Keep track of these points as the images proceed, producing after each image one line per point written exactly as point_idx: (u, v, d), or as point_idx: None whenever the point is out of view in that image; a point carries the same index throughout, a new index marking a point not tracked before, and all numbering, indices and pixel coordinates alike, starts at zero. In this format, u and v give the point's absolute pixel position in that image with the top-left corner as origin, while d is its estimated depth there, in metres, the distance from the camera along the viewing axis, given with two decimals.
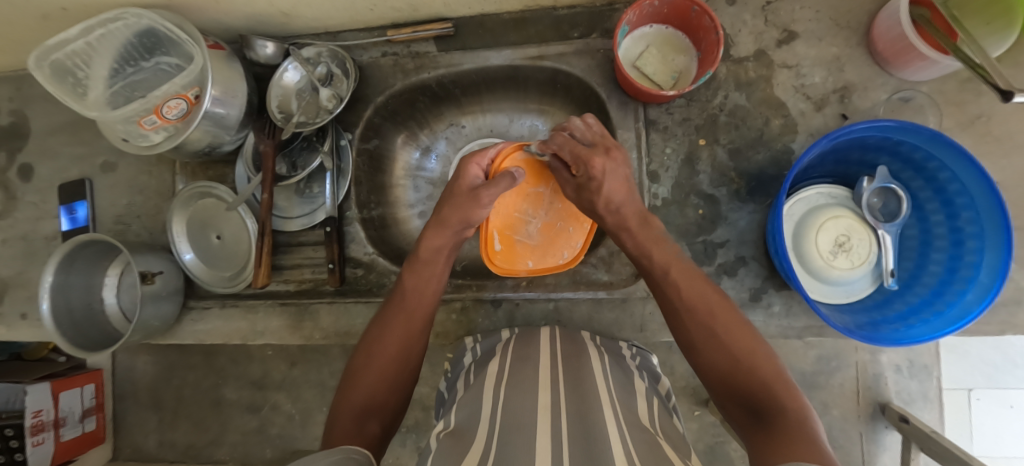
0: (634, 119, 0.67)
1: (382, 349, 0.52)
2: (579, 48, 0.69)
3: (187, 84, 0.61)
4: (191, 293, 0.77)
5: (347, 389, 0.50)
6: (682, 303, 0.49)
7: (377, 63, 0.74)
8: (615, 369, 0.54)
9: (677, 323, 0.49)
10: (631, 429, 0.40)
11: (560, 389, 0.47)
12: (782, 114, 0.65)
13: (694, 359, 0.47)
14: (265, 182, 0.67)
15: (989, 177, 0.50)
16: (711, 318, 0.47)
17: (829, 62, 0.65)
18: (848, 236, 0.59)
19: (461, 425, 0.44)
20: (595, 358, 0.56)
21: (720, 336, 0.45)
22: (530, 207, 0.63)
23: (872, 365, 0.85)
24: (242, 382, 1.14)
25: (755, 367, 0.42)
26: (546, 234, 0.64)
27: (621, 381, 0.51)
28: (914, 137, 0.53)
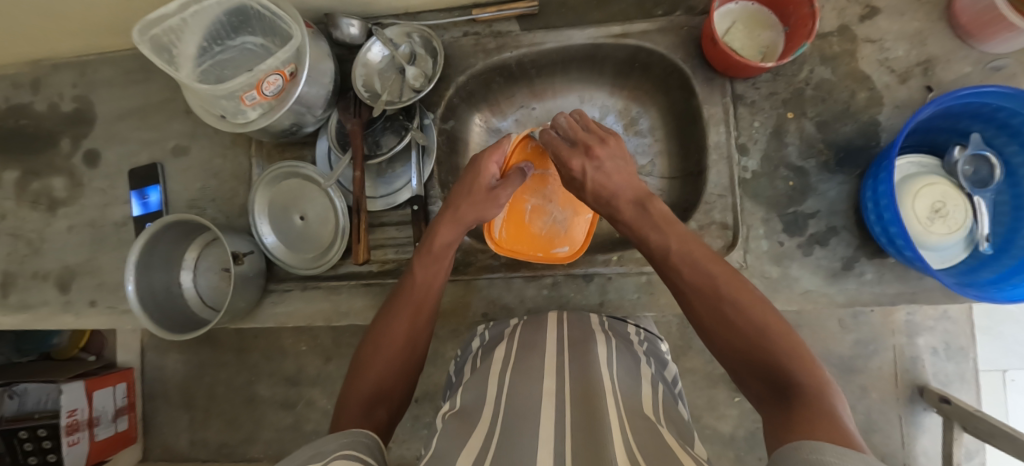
0: (720, 95, 0.68)
1: (393, 337, 0.53)
2: (663, 25, 0.70)
3: (285, 60, 0.60)
4: (271, 277, 0.77)
5: (353, 378, 0.50)
6: (687, 282, 0.47)
7: (458, 43, 0.74)
8: (618, 351, 0.54)
9: (686, 304, 0.47)
10: (632, 417, 0.40)
11: (561, 374, 0.48)
12: (867, 86, 0.67)
13: (708, 340, 0.44)
14: (356, 159, 0.66)
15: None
16: (720, 296, 0.44)
17: (911, 36, 0.66)
18: (944, 202, 0.60)
19: (467, 407, 0.46)
20: (602, 343, 0.55)
21: (729, 315, 0.42)
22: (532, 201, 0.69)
23: (909, 347, 0.96)
24: (275, 378, 1.17)
25: (770, 341, 0.39)
26: (572, 200, 0.71)
27: (623, 361, 0.52)
28: (1011, 101, 0.54)
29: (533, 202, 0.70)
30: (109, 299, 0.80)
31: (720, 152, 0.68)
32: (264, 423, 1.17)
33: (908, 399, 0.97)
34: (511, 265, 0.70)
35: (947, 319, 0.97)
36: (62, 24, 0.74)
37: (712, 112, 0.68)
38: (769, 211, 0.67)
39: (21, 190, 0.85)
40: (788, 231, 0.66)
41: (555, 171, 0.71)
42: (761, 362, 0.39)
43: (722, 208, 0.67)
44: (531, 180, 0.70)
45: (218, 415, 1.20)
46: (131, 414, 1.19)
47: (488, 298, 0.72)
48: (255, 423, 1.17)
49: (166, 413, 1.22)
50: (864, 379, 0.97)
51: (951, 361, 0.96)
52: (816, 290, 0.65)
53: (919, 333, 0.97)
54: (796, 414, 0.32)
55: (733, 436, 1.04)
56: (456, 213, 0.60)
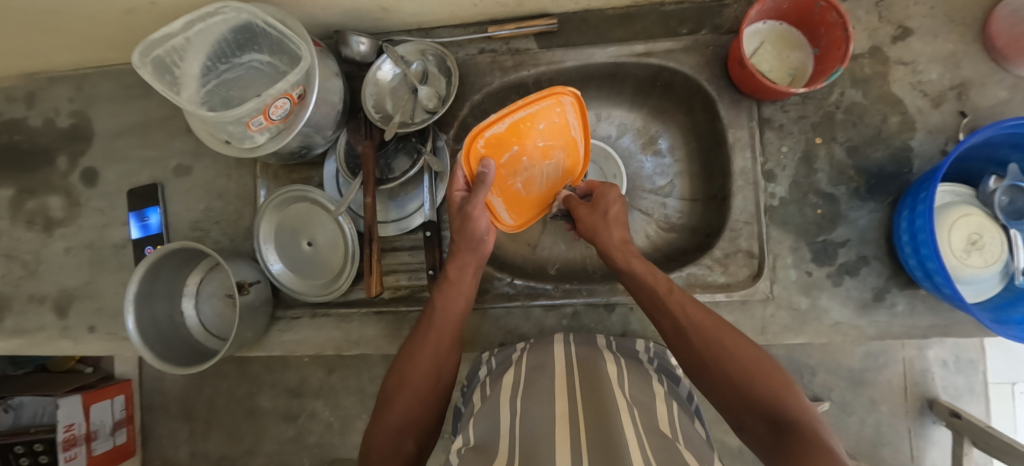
0: (747, 118, 0.66)
1: (413, 365, 0.51)
2: (688, 44, 0.67)
3: (294, 82, 0.56)
4: (278, 303, 0.74)
5: (383, 409, 0.48)
6: (685, 317, 0.47)
7: (474, 61, 0.72)
8: (631, 375, 0.53)
9: (681, 341, 0.46)
10: (649, 434, 0.40)
11: (574, 393, 0.47)
12: (898, 111, 0.64)
13: (699, 375, 0.44)
14: (368, 186, 0.63)
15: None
16: (716, 329, 0.45)
17: (945, 59, 0.64)
18: (980, 234, 0.58)
19: (482, 440, 0.43)
20: (611, 361, 0.56)
21: (729, 349, 0.43)
22: (520, 177, 0.65)
23: (920, 360, 0.91)
24: (277, 390, 1.09)
25: (765, 375, 0.41)
26: (556, 147, 0.63)
27: (637, 382, 0.52)
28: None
29: (519, 178, 0.65)
30: (108, 325, 0.78)
31: (746, 178, 0.65)
32: (266, 435, 1.09)
33: (918, 412, 0.91)
34: (529, 294, 0.69)
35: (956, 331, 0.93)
36: (59, 38, 0.70)
37: (738, 136, 0.66)
38: (797, 240, 0.64)
39: (16, 208, 0.82)
40: (817, 261, 0.64)
41: (523, 138, 0.61)
42: (757, 401, 0.39)
43: (748, 235, 0.65)
44: (505, 165, 0.62)
45: (219, 427, 1.12)
46: (130, 426, 1.12)
47: (505, 328, 0.70)
48: (256, 435, 1.10)
49: (164, 425, 1.15)
50: (874, 392, 0.92)
51: (961, 373, 0.91)
52: (846, 323, 0.63)
53: (928, 346, 0.92)
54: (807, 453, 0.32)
55: (742, 449, 0.90)
56: (457, 240, 0.59)
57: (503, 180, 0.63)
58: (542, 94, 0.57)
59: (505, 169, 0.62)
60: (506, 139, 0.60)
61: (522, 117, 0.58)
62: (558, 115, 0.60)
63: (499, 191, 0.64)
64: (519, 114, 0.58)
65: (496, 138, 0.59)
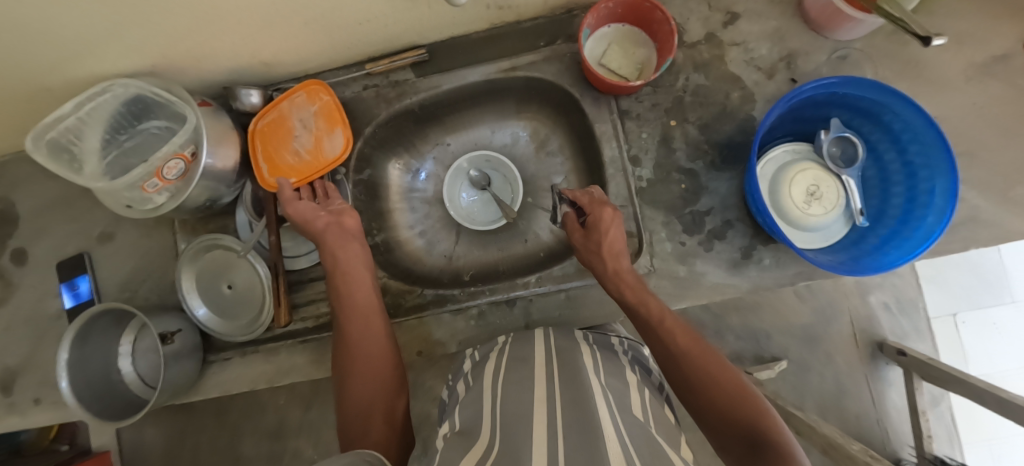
0: (607, 112, 0.73)
1: (360, 356, 0.53)
2: (547, 54, 0.75)
3: (184, 143, 0.63)
4: (209, 348, 0.78)
5: (345, 403, 0.50)
6: (675, 345, 0.50)
7: (360, 97, 0.78)
8: (605, 360, 0.54)
9: (672, 365, 0.49)
10: (623, 416, 0.41)
11: (551, 378, 0.49)
12: (739, 86, 0.72)
13: (689, 400, 0.47)
14: (271, 225, 0.70)
15: (942, 130, 0.56)
16: (702, 360, 0.48)
17: (771, 35, 0.72)
18: (818, 185, 0.65)
19: (466, 426, 0.46)
20: (586, 352, 0.55)
21: (710, 373, 0.47)
22: (306, 136, 0.72)
23: (865, 306, 1.19)
24: (256, 436, 1.11)
25: (742, 399, 0.45)
26: (275, 133, 0.72)
27: (611, 366, 0.53)
28: (865, 91, 0.60)
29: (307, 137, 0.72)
30: (54, 394, 0.81)
31: (615, 166, 0.72)
32: None
33: (871, 356, 1.17)
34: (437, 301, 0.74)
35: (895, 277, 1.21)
36: None
37: (602, 129, 0.73)
38: (669, 215, 0.71)
39: None
40: (687, 231, 0.70)
41: (279, 138, 0.72)
42: (737, 422, 0.43)
43: (625, 218, 0.71)
44: (293, 152, 0.72)
45: None
46: None
47: (421, 336, 0.73)
48: None
49: None
50: (828, 347, 1.19)
51: (904, 315, 1.20)
52: (723, 283, 0.69)
53: (872, 293, 1.20)
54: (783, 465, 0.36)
55: None
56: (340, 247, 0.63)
57: (307, 157, 0.71)
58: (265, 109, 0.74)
59: (294, 147, 0.72)
60: (277, 148, 0.72)
61: (264, 145, 0.72)
62: (264, 124, 0.73)
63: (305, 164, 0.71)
64: (259, 148, 0.72)
65: (274, 155, 0.72)
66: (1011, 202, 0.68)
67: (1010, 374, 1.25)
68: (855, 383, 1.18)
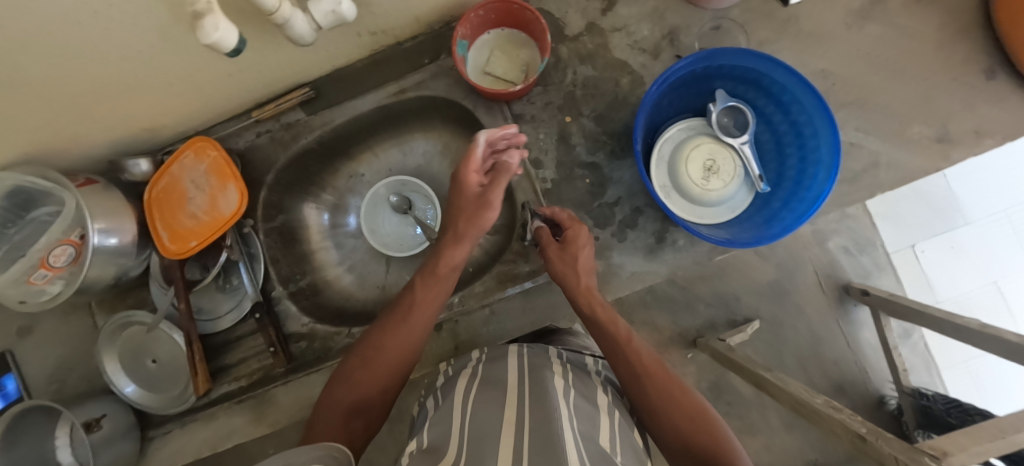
0: (502, 118, 0.72)
1: (391, 342, 0.43)
2: (433, 71, 0.73)
3: (67, 227, 0.62)
4: (148, 424, 0.77)
5: (335, 383, 0.42)
6: (642, 364, 0.43)
7: (256, 145, 0.76)
8: (577, 380, 0.45)
9: (636, 387, 0.42)
10: (587, 442, 0.33)
11: (517, 399, 0.40)
12: (627, 71, 0.71)
13: (653, 425, 0.40)
14: (179, 292, 0.68)
15: (814, 87, 0.56)
16: (670, 381, 0.42)
17: (650, 15, 0.71)
18: (713, 159, 0.65)
19: (435, 443, 0.38)
20: (557, 367, 0.47)
21: (675, 398, 0.40)
22: (200, 196, 0.70)
23: (834, 253, 1.11)
24: None
25: (709, 428, 0.38)
26: (167, 198, 0.70)
27: (583, 390, 0.44)
28: (740, 58, 0.60)
29: (201, 197, 0.70)
30: None
31: (519, 172, 0.70)
32: None
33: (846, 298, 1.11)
34: None
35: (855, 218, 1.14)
36: None
37: None
38: (579, 212, 0.70)
39: None
40: (599, 224, 0.69)
41: (172, 204, 0.70)
42: (704, 451, 0.36)
43: None
44: (188, 214, 0.70)
45: None
46: None
47: None
48: None
49: None
50: None
51: None
52: (641, 270, 0.69)
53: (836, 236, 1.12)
54: None
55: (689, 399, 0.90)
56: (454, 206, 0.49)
57: (204, 216, 0.70)
58: (156, 175, 0.72)
59: (190, 209, 0.70)
60: (171, 213, 0.70)
61: (157, 212, 0.70)
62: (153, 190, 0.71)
63: (204, 225, 0.69)
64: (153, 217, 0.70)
65: (170, 221, 0.70)
66: (907, 141, 0.68)
67: None
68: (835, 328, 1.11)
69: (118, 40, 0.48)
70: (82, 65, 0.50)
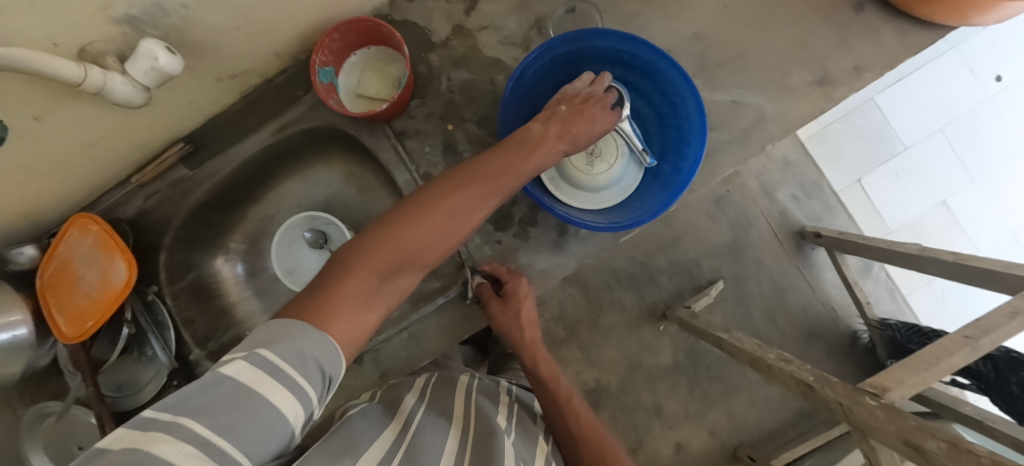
0: (385, 137, 0.70)
1: (462, 209, 0.41)
2: (310, 103, 0.72)
3: None
4: None
5: (403, 222, 0.38)
6: (576, 420, 0.53)
7: (145, 210, 0.74)
8: (518, 423, 0.50)
9: (574, 442, 0.51)
10: None
11: (466, 433, 0.42)
12: (501, 69, 0.70)
13: None
14: (86, 379, 0.67)
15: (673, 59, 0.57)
16: (601, 442, 0.51)
17: (514, 7, 0.70)
18: (595, 142, 0.63)
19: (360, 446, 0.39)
20: (502, 414, 0.49)
21: (606, 456, 0.50)
22: (89, 273, 0.68)
23: (775, 205, 1.09)
24: None
25: None
26: (54, 281, 0.67)
27: (523, 436, 0.48)
28: (602, 38, 0.60)
29: (90, 275, 0.68)
30: None
31: (411, 189, 0.69)
32: None
33: (798, 247, 1.09)
34: None
35: (790, 166, 1.11)
36: None
37: (387, 156, 0.69)
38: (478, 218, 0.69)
39: None
40: (500, 227, 0.68)
41: (60, 286, 0.67)
42: None
43: None
44: (79, 294, 0.67)
45: None
46: None
47: None
48: None
49: None
50: (757, 252, 1.08)
51: (812, 198, 1.10)
52: (550, 266, 0.68)
53: (777, 188, 1.10)
54: None
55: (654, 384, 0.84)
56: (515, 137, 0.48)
57: (98, 293, 0.68)
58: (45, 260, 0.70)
59: (80, 288, 0.67)
60: (60, 296, 0.67)
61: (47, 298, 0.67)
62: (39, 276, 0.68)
63: (100, 302, 0.68)
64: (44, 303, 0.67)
65: (59, 305, 0.67)
66: (786, 88, 0.68)
67: (928, 216, 1.10)
68: (791, 276, 1.08)
69: None
70: None
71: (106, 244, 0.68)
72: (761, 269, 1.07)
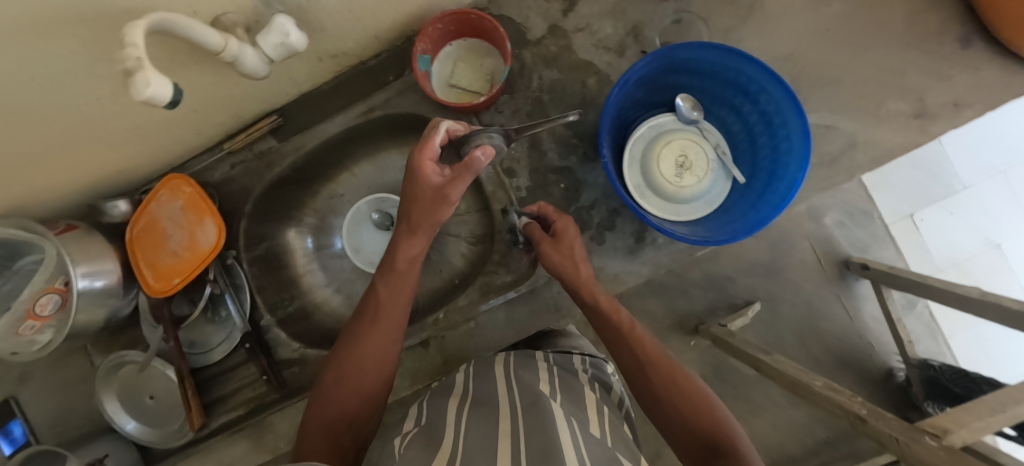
0: (472, 129, 0.71)
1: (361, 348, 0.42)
2: (400, 88, 0.73)
3: (49, 276, 0.63)
4: (152, 458, 0.78)
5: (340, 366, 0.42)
6: (641, 350, 0.46)
7: (232, 176, 0.77)
8: (564, 379, 0.45)
9: (638, 374, 0.44)
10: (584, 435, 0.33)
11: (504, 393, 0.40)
12: (593, 72, 0.70)
13: (654, 415, 0.42)
14: (167, 330, 0.69)
15: (783, 80, 0.56)
16: (671, 373, 0.43)
17: (612, 11, 0.70)
18: (685, 155, 0.64)
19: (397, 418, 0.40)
20: (544, 375, 0.45)
21: (676, 383, 0.42)
22: (179, 232, 0.71)
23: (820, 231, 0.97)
24: None
25: (702, 410, 0.39)
26: (147, 236, 0.70)
27: (568, 391, 0.42)
28: (711, 53, 0.59)
29: (180, 233, 0.71)
30: None
31: (492, 182, 0.70)
32: None
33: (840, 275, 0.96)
34: None
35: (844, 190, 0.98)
36: None
37: None
38: None
39: None
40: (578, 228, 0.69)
41: (151, 242, 0.70)
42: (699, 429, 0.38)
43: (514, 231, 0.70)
44: (169, 251, 0.70)
45: None
46: None
47: None
48: None
49: None
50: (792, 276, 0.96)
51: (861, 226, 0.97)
52: (623, 271, 0.70)
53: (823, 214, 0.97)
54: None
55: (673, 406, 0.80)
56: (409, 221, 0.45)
57: (185, 252, 0.70)
58: (136, 215, 0.72)
59: (170, 244, 0.70)
60: (151, 252, 0.70)
61: (139, 253, 0.70)
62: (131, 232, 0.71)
63: (185, 260, 0.70)
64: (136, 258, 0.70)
65: (149, 260, 0.69)
66: (881, 118, 0.67)
67: (975, 259, 1.01)
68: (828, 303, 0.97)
69: (69, 82, 0.48)
70: (40, 110, 0.51)
71: (198, 204, 0.71)
72: (799, 294, 0.96)
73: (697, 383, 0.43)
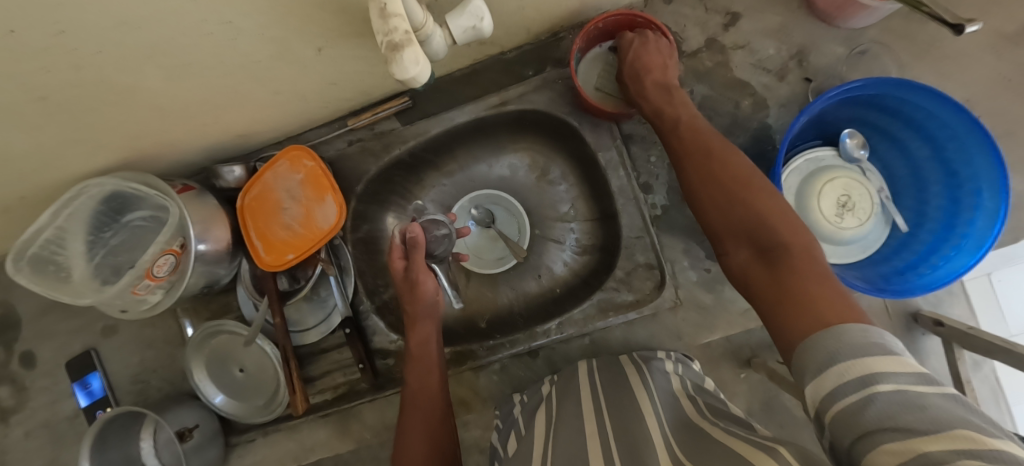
0: (610, 137, 0.68)
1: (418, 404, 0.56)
2: (537, 84, 0.69)
3: (170, 237, 0.60)
4: (231, 431, 0.76)
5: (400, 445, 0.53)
6: (690, 158, 0.50)
7: (346, 154, 0.74)
8: (645, 376, 0.53)
9: (696, 199, 0.48)
10: (681, 445, 0.40)
11: (606, 423, 0.46)
12: (748, 93, 0.66)
13: (702, 213, 0.48)
14: (273, 306, 0.67)
15: (986, 130, 0.51)
16: (742, 187, 0.45)
17: (777, 32, 0.66)
18: (848, 194, 0.60)
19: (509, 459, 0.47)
20: (632, 375, 0.54)
21: (736, 194, 0.45)
22: (294, 207, 0.69)
23: None
24: None
25: (767, 218, 0.42)
26: (262, 207, 0.68)
27: (664, 396, 0.50)
28: (905, 91, 0.55)
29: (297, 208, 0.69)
30: None
31: (625, 195, 0.67)
32: None
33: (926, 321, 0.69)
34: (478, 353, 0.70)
35: None
36: None
37: (608, 157, 0.67)
38: (689, 242, 0.68)
39: None
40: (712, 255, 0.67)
41: (266, 213, 0.68)
42: (757, 230, 0.42)
43: (642, 249, 0.66)
44: (285, 225, 0.68)
45: None
46: None
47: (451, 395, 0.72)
48: None
49: None
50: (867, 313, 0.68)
51: None
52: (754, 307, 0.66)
53: None
54: (789, 273, 0.37)
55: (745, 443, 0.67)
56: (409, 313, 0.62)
57: (300, 229, 0.68)
58: (250, 183, 0.70)
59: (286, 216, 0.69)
60: (266, 223, 0.68)
61: (253, 222, 0.68)
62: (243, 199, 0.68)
63: (301, 237, 0.68)
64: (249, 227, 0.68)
65: (265, 232, 0.68)
66: None
67: None
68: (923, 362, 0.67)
69: (240, 38, 0.45)
70: (200, 63, 0.48)
71: (319, 178, 0.68)
72: None
73: (766, 193, 0.45)
